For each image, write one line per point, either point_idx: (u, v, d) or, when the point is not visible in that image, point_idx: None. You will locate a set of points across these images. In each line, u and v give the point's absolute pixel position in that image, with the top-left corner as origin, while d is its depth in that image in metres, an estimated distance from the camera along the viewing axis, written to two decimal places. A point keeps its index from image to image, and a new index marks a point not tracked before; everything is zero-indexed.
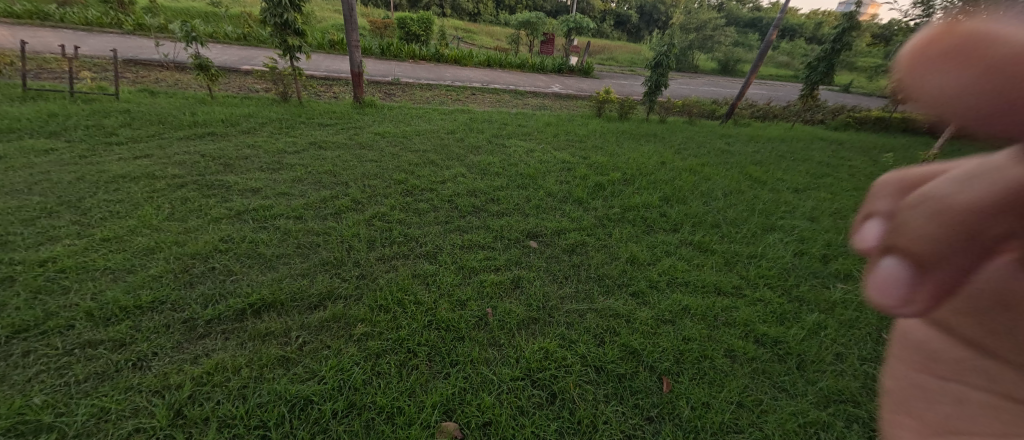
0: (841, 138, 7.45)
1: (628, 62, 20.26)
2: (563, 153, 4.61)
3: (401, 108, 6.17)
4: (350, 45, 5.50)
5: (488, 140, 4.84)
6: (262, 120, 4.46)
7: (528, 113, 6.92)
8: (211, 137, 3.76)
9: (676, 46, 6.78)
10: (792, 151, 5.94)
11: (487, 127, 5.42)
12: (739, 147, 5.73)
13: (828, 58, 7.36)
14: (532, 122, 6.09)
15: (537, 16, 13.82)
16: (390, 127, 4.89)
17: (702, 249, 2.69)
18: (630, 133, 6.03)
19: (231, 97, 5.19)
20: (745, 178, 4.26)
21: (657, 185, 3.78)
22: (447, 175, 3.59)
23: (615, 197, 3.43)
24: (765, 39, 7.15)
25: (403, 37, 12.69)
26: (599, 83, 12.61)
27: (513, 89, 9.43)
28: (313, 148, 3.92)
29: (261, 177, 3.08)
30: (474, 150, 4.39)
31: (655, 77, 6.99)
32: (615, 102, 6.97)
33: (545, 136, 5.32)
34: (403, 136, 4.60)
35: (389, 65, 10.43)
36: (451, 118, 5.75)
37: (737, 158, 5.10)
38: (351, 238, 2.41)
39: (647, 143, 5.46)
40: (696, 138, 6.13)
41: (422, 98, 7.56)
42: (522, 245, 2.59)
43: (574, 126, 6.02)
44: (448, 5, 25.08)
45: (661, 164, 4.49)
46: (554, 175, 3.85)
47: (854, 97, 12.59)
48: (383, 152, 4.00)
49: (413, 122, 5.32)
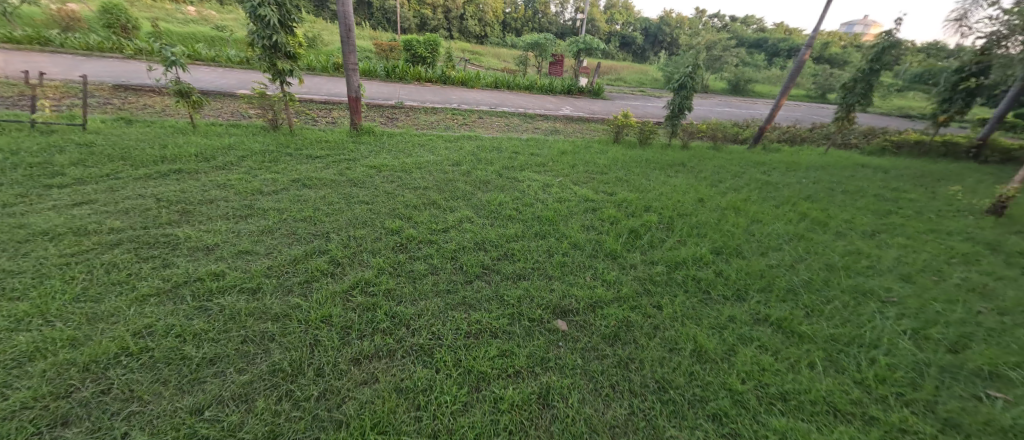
0: (884, 164, 6.80)
1: (637, 82, 20.01)
2: (583, 188, 4.01)
3: (403, 134, 5.68)
4: (347, 69, 5.03)
5: (498, 173, 4.28)
6: (244, 152, 3.94)
7: (540, 139, 6.40)
8: (176, 175, 3.22)
9: (701, 67, 6.22)
10: (837, 181, 5.30)
11: (496, 157, 4.88)
12: (780, 178, 5.09)
13: (866, 79, 6.78)
14: (545, 150, 5.54)
15: (545, 38, 13.51)
16: (389, 158, 4.36)
17: (788, 332, 2.03)
18: (654, 161, 5.42)
19: (216, 126, 4.71)
20: (802, 220, 3.60)
21: (703, 231, 3.15)
22: (450, 220, 3.00)
23: (655, 250, 2.80)
24: (797, 58, 6.59)
25: (408, 60, 12.44)
26: (611, 104, 12.17)
27: (522, 111, 8.99)
28: (296, 185, 3.37)
29: (222, 229, 2.50)
30: (483, 187, 3.82)
31: (678, 101, 6.41)
32: (634, 128, 6.41)
33: (561, 166, 4.76)
34: (402, 170, 4.05)
35: (394, 88, 10.09)
36: (456, 146, 5.23)
37: (783, 192, 4.45)
38: (320, 324, 1.79)
39: (676, 174, 4.86)
40: (728, 166, 5.50)
41: (426, 123, 7.08)
42: (549, 329, 1.94)
43: (591, 154, 5.47)
44: (456, 30, 25.50)
45: (698, 202, 3.87)
46: (577, 219, 3.24)
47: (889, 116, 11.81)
48: (376, 191, 3.44)
49: (414, 152, 4.79)
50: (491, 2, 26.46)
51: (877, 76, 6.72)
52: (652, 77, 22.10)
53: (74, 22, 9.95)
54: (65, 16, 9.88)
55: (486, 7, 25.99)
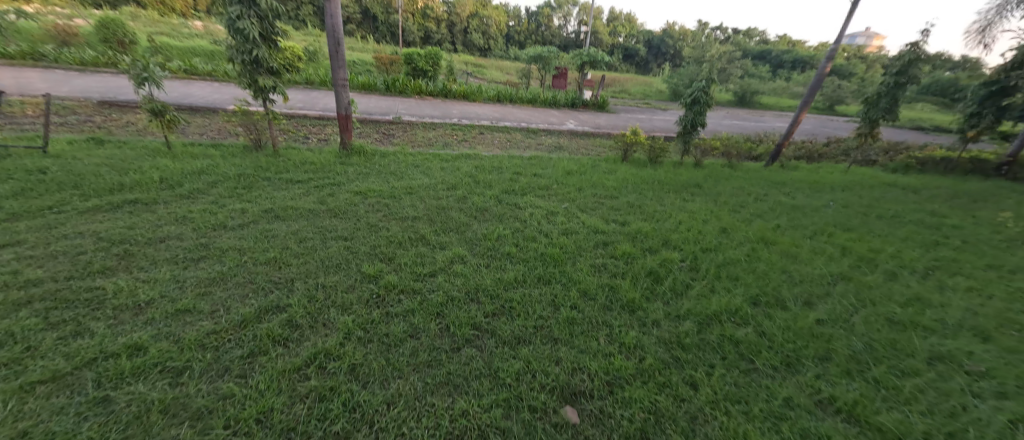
0: (912, 183, 6.35)
1: (642, 95, 19.74)
2: (592, 217, 3.60)
3: (397, 153, 5.31)
4: (336, 84, 4.69)
5: (497, 198, 3.89)
6: (217, 177, 3.57)
7: (544, 157, 6.03)
8: (131, 206, 2.84)
9: (715, 81, 5.84)
10: (869, 204, 4.85)
11: (496, 179, 4.49)
12: (806, 202, 4.66)
13: (891, 93, 6.36)
14: (549, 169, 5.15)
15: (548, 50, 13.27)
16: (379, 183, 3.98)
17: (863, 426, 1.58)
18: (667, 183, 5.01)
19: (193, 146, 4.35)
20: (843, 257, 3.15)
21: (734, 273, 2.71)
22: (440, 261, 2.59)
23: (681, 299, 2.36)
24: (817, 72, 6.20)
25: (409, 73, 12.22)
26: (617, 118, 11.84)
27: (524, 126, 8.65)
28: (267, 217, 2.98)
29: (165, 279, 2.11)
30: (481, 217, 3.42)
31: (691, 117, 6.00)
32: (644, 145, 6.02)
33: (566, 189, 4.37)
34: (392, 196, 3.67)
35: (393, 102, 9.81)
36: (453, 167, 4.86)
37: (813, 220, 4.01)
38: (255, 427, 1.37)
39: (692, 198, 4.44)
40: (748, 188, 5.07)
41: (424, 140, 6.74)
42: (556, 424, 1.51)
43: (599, 175, 5.08)
44: (459, 43, 25.55)
45: (722, 233, 3.44)
46: (587, 256, 2.82)
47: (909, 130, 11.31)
48: (358, 223, 3.04)
49: (407, 174, 4.42)
50: (494, 16, 26.56)
51: (903, 90, 6.31)
52: (656, 89, 21.87)
53: (70, 37, 9.79)
54: (61, 31, 9.71)
55: (489, 21, 26.05)
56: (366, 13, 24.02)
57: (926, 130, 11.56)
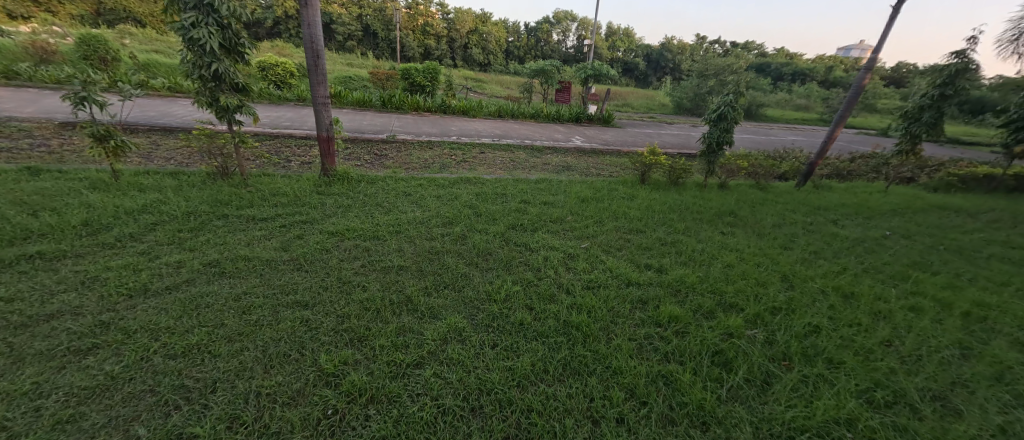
0: (961, 206, 5.73)
1: (645, 108, 19.35)
2: (619, 262, 2.94)
3: (387, 178, 4.70)
4: (316, 103, 4.08)
5: (502, 238, 3.26)
6: (160, 216, 2.92)
7: (552, 179, 5.43)
8: (27, 264, 2.17)
9: (744, 94, 5.22)
10: (930, 236, 4.22)
11: (500, 209, 3.88)
12: (862, 234, 4.01)
13: (934, 106, 5.85)
14: (560, 196, 4.52)
15: (551, 64, 12.84)
16: (361, 219, 3.35)
17: None
18: (697, 210, 4.38)
19: (147, 176, 3.72)
20: (947, 318, 2.47)
21: (825, 351, 2.02)
22: (431, 339, 1.91)
23: (769, 403, 1.67)
24: (855, 83, 5.59)
25: (406, 88, 11.75)
26: (623, 133, 11.31)
27: (528, 143, 8.08)
28: (208, 273, 2.30)
29: (19, 391, 1.42)
30: (484, 265, 2.77)
31: (717, 134, 5.37)
32: (664, 166, 5.40)
33: (583, 222, 3.73)
34: (375, 238, 3.03)
35: (388, 119, 9.29)
36: (450, 195, 4.24)
37: (881, 260, 3.35)
38: None
39: (732, 230, 3.78)
40: (789, 216, 4.42)
41: (419, 161, 6.16)
42: None
43: (617, 201, 4.46)
44: (459, 58, 25.44)
45: (785, 284, 2.76)
46: (625, 326, 2.13)
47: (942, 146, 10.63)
48: (326, 279, 2.38)
49: (396, 206, 3.80)
50: (494, 31, 26.43)
51: (948, 103, 5.79)
52: (659, 102, 21.49)
53: (50, 55, 9.30)
54: (39, 48, 9.21)
55: (489, 37, 25.90)
56: (366, 30, 23.89)
57: (951, 144, 10.99)
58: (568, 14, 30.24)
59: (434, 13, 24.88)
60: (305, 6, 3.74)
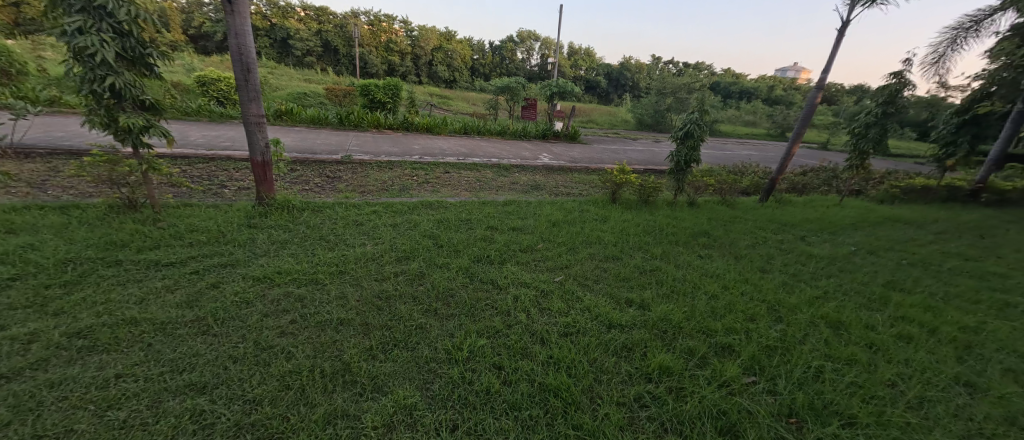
0: (909, 217, 6.02)
1: (609, 125, 19.86)
2: (598, 298, 2.64)
3: (338, 205, 4.20)
4: (247, 122, 3.57)
5: (466, 274, 2.87)
6: (25, 267, 2.30)
7: (520, 200, 5.15)
8: None
9: (708, 112, 5.21)
10: (892, 250, 4.28)
11: (464, 239, 3.51)
12: (831, 252, 3.99)
13: (879, 123, 6.16)
14: (530, 220, 4.22)
15: (516, 82, 12.80)
16: (297, 258, 2.86)
17: None
18: (671, 231, 4.22)
19: (24, 214, 3.03)
20: (939, 347, 2.34)
21: (833, 402, 1.78)
22: (371, 428, 1.48)
23: None
24: (809, 101, 5.76)
25: (366, 105, 11.23)
26: (590, 149, 11.36)
27: (495, 161, 7.82)
28: (73, 348, 1.75)
29: None
30: (444, 310, 2.37)
31: (684, 152, 5.32)
32: (634, 185, 5.26)
33: (555, 250, 3.43)
34: (314, 282, 2.56)
35: (345, 138, 8.73)
36: (410, 223, 3.83)
37: (857, 281, 3.28)
38: None
39: (708, 253, 3.62)
40: (761, 234, 4.36)
41: (377, 183, 5.69)
42: None
43: (589, 224, 4.22)
44: (424, 75, 25.17)
45: (773, 315, 2.56)
46: (612, 385, 1.80)
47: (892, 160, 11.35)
48: (241, 344, 1.89)
49: (344, 239, 3.33)
50: (459, 49, 26.43)
51: (891, 120, 6.12)
52: (621, 118, 22.15)
53: None
54: None
55: (454, 54, 25.84)
56: (326, 45, 23.09)
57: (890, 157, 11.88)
58: (531, 34, 30.91)
59: (397, 30, 24.56)
60: (232, 13, 3.26)
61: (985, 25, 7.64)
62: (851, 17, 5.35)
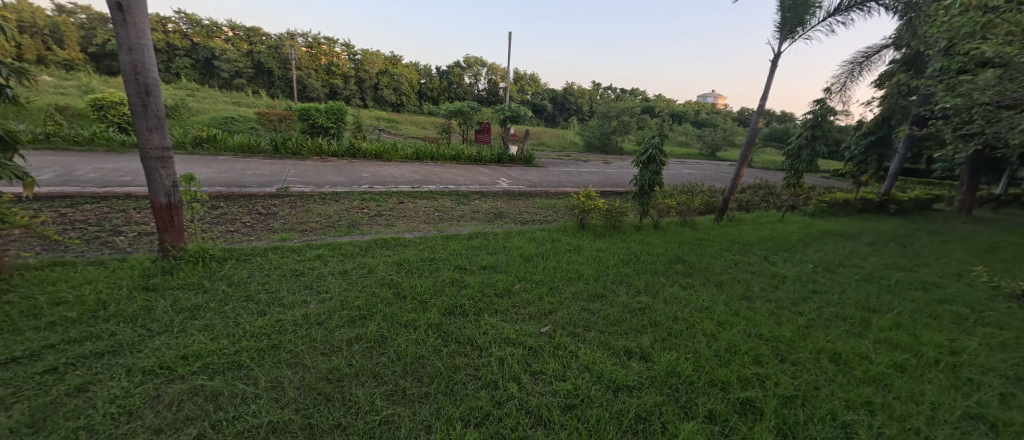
0: (842, 229, 6.52)
1: (560, 147, 20.39)
2: (593, 351, 2.30)
3: (272, 250, 3.52)
4: (146, 158, 2.85)
5: (437, 333, 2.39)
6: None
7: (486, 232, 4.78)
8: None
9: (667, 137, 5.28)
10: (845, 266, 4.47)
11: (430, 286, 3.03)
12: (796, 272, 4.04)
13: (810, 144, 6.71)
14: (500, 255, 3.86)
15: (468, 106, 12.63)
16: (213, 333, 2.22)
17: None
18: (645, 258, 4.07)
19: None
20: (937, 376, 2.28)
21: None
22: None
23: None
24: (751, 125, 6.12)
25: (306, 130, 10.33)
26: (546, 172, 11.38)
27: (452, 188, 7.41)
28: None
29: None
30: (414, 391, 1.88)
31: (648, 177, 5.30)
32: (602, 211, 5.12)
33: (534, 291, 3.08)
34: (234, 369, 1.94)
35: (282, 166, 7.85)
36: (362, 269, 3.27)
37: (833, 303, 3.27)
38: None
39: (689, 283, 3.47)
40: (729, 256, 4.35)
41: (321, 218, 5.01)
42: None
43: (563, 257, 3.95)
44: (369, 98, 24.32)
45: (776, 354, 2.37)
46: None
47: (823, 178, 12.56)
48: None
49: (279, 297, 2.70)
50: (406, 73, 25.97)
51: (819, 142, 6.70)
52: (570, 140, 22.89)
53: None
54: None
55: (400, 78, 25.29)
56: (258, 67, 21.49)
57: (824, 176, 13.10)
58: (478, 59, 31.35)
59: (339, 53, 23.60)
60: (124, 23, 2.60)
61: (873, 59, 8.89)
62: (782, 49, 5.80)
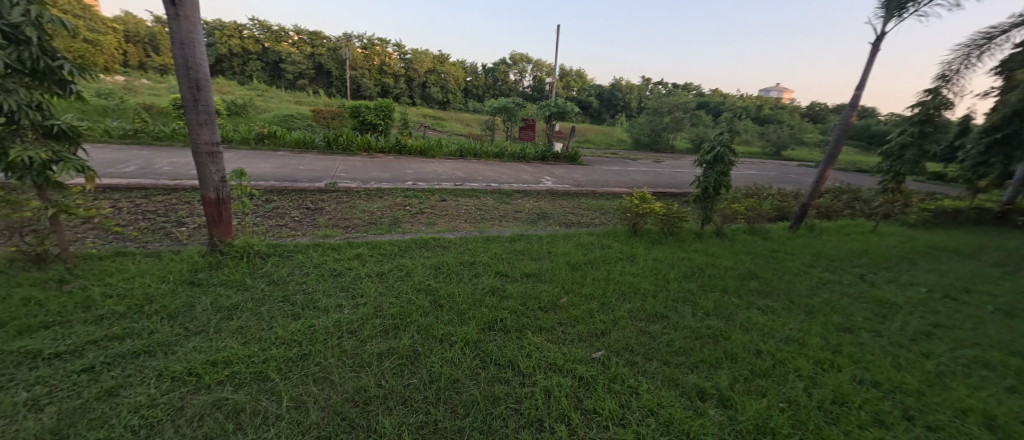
0: (955, 244, 5.44)
1: (607, 144, 19.59)
2: (659, 388, 1.92)
3: (314, 247, 3.48)
4: (197, 152, 2.87)
5: (475, 352, 2.13)
6: None
7: (529, 234, 4.48)
8: None
9: (738, 133, 4.64)
10: (969, 292, 3.63)
11: (469, 295, 2.79)
12: (906, 297, 3.32)
13: (916, 143, 5.66)
14: (545, 262, 3.55)
15: (513, 102, 12.40)
16: (246, 337, 2.12)
17: None
18: (711, 271, 3.56)
19: None
20: None
21: None
22: None
23: None
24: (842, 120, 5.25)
25: (356, 127, 10.65)
26: (592, 171, 10.86)
27: (495, 186, 7.20)
28: None
29: None
30: (447, 425, 1.62)
31: (714, 178, 4.70)
32: (658, 215, 4.62)
33: (584, 306, 2.74)
34: (260, 380, 1.81)
35: (333, 162, 8.10)
36: (400, 272, 3.10)
37: (966, 342, 2.59)
38: None
39: (770, 305, 2.93)
40: (815, 274, 3.70)
41: (364, 215, 4.99)
42: None
43: (615, 266, 3.56)
44: (418, 96, 24.96)
45: (901, 411, 1.84)
46: None
47: (921, 183, 10.81)
48: None
49: (315, 299, 2.59)
50: (453, 71, 26.32)
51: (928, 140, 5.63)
52: (618, 138, 21.94)
53: None
54: None
55: (447, 76, 25.63)
56: (318, 68, 22.79)
57: (922, 180, 11.29)
58: (524, 56, 31.06)
59: (391, 53, 24.40)
60: (177, 18, 2.60)
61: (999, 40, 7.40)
62: (885, 30, 4.91)
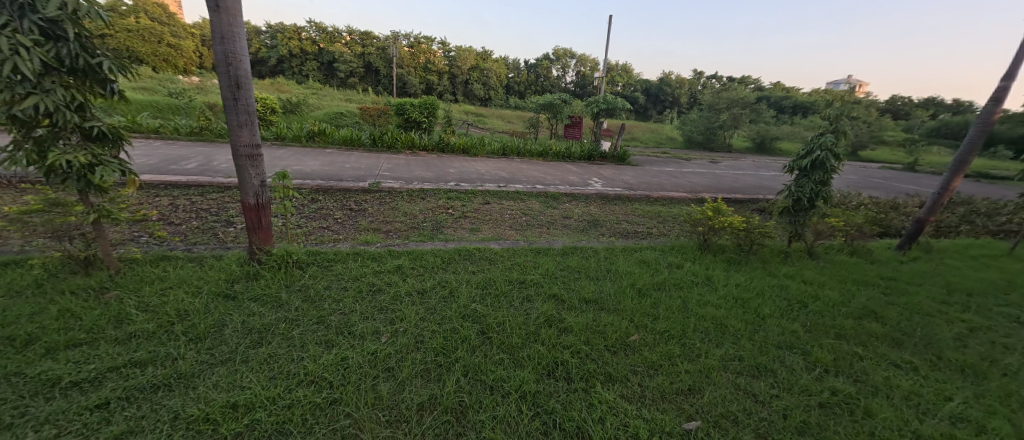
0: None
1: (656, 143, 18.45)
2: None
3: (353, 257, 3.23)
4: (237, 155, 2.69)
5: (534, 410, 1.72)
6: None
7: (583, 246, 3.98)
8: None
9: (847, 133, 3.82)
10: None
11: (522, 326, 2.37)
12: None
13: None
14: (607, 284, 3.05)
15: (559, 99, 11.85)
16: (273, 369, 1.86)
17: None
18: (815, 306, 2.89)
19: None
20: None
21: None
22: None
23: None
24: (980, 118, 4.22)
25: (401, 125, 10.64)
26: (644, 172, 10.08)
27: (541, 188, 6.76)
28: None
29: None
30: None
31: (810, 188, 3.93)
32: (737, 230, 3.95)
33: (663, 349, 2.23)
34: (283, 434, 1.52)
35: (378, 160, 8.05)
36: (442, 291, 2.75)
37: None
38: None
39: (911, 361, 2.25)
40: (956, 315, 2.91)
41: (406, 218, 4.75)
42: None
43: (692, 293, 2.99)
44: (460, 93, 25.03)
45: None
46: None
47: None
48: None
49: (351, 322, 2.31)
50: (497, 68, 26.07)
51: None
52: (668, 136, 20.62)
53: None
54: None
55: (490, 73, 25.43)
56: (367, 67, 23.46)
57: None
58: (569, 51, 30.15)
59: (436, 50, 24.58)
60: (218, 10, 2.40)
61: None
62: None
